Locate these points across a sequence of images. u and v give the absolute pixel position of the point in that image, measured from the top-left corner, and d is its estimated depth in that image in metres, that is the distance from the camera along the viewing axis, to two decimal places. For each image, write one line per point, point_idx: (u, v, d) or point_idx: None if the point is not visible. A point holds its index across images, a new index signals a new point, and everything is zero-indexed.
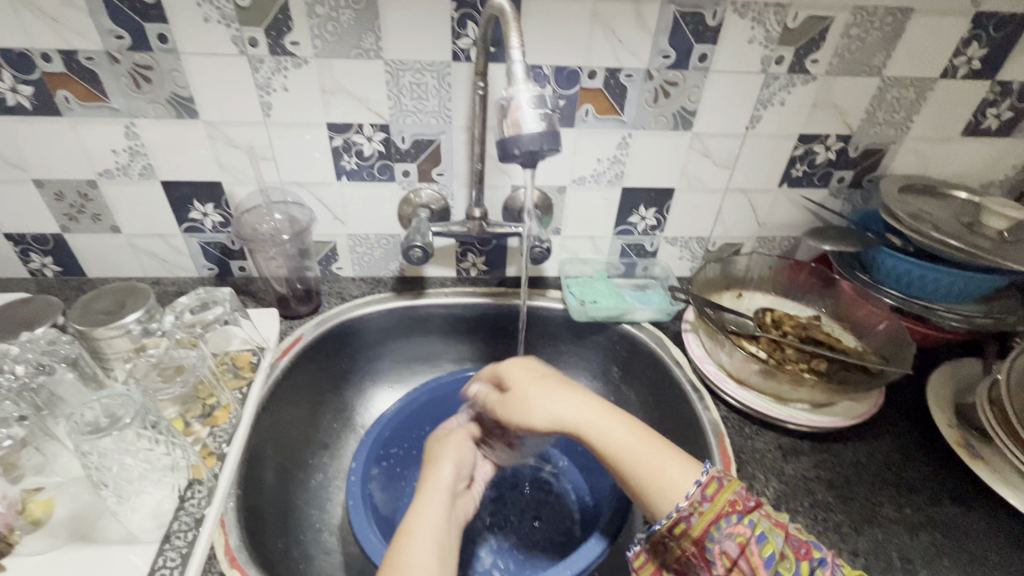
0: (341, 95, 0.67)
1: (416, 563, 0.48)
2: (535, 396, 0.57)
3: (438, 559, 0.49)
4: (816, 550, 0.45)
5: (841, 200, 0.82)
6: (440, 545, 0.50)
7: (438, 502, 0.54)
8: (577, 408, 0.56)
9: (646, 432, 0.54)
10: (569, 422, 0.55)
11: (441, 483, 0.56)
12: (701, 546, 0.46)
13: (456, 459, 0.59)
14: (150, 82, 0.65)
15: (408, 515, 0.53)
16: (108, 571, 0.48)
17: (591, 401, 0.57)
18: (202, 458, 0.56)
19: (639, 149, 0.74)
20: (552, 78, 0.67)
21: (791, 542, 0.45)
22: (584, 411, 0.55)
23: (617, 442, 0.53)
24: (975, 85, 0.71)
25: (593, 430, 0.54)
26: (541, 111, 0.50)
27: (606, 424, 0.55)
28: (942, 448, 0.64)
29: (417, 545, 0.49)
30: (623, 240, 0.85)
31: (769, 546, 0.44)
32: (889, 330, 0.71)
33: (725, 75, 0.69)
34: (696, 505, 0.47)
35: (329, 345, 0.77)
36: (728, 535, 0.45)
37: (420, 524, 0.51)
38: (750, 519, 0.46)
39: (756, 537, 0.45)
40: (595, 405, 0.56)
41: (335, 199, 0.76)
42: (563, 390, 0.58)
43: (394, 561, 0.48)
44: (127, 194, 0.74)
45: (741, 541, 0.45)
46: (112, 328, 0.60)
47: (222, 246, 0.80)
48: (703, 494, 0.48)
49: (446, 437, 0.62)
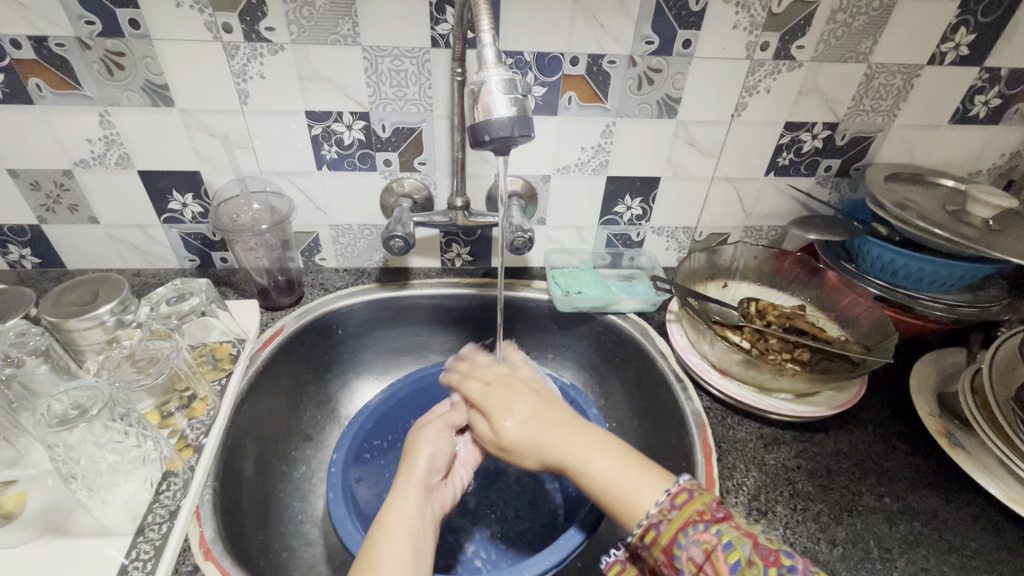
0: (319, 82, 0.66)
1: (390, 553, 0.48)
2: (515, 430, 0.56)
3: (412, 549, 0.49)
4: (785, 556, 0.43)
5: (828, 189, 0.82)
6: (415, 536, 0.50)
7: (411, 496, 0.54)
8: (557, 443, 0.54)
9: (630, 457, 0.52)
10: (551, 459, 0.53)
11: (415, 475, 0.56)
12: (670, 554, 0.45)
13: (433, 450, 0.58)
14: (123, 70, 0.63)
15: (384, 508, 0.53)
16: (80, 563, 0.48)
17: (574, 429, 0.55)
18: (178, 451, 0.56)
19: (623, 138, 0.73)
20: (534, 64, 0.66)
21: (758, 550, 0.43)
22: (564, 445, 0.53)
23: (606, 479, 0.51)
24: (963, 72, 0.70)
25: (578, 463, 0.52)
26: (511, 96, 0.49)
27: (589, 459, 0.52)
28: (924, 437, 0.64)
29: (392, 535, 0.50)
30: (609, 230, 0.84)
31: (735, 553, 0.42)
32: (872, 319, 0.70)
33: (710, 62, 0.68)
34: (665, 513, 0.46)
35: (311, 337, 0.77)
36: (694, 542, 0.44)
37: (394, 516, 0.51)
38: (717, 527, 0.44)
39: (723, 545, 0.43)
40: (572, 440, 0.54)
41: (316, 189, 0.75)
42: (543, 426, 0.55)
43: (369, 551, 0.49)
44: (104, 185, 0.73)
45: (707, 548, 0.43)
46: (85, 319, 0.60)
47: (203, 237, 0.80)
48: (672, 502, 0.47)
49: (424, 427, 0.61)
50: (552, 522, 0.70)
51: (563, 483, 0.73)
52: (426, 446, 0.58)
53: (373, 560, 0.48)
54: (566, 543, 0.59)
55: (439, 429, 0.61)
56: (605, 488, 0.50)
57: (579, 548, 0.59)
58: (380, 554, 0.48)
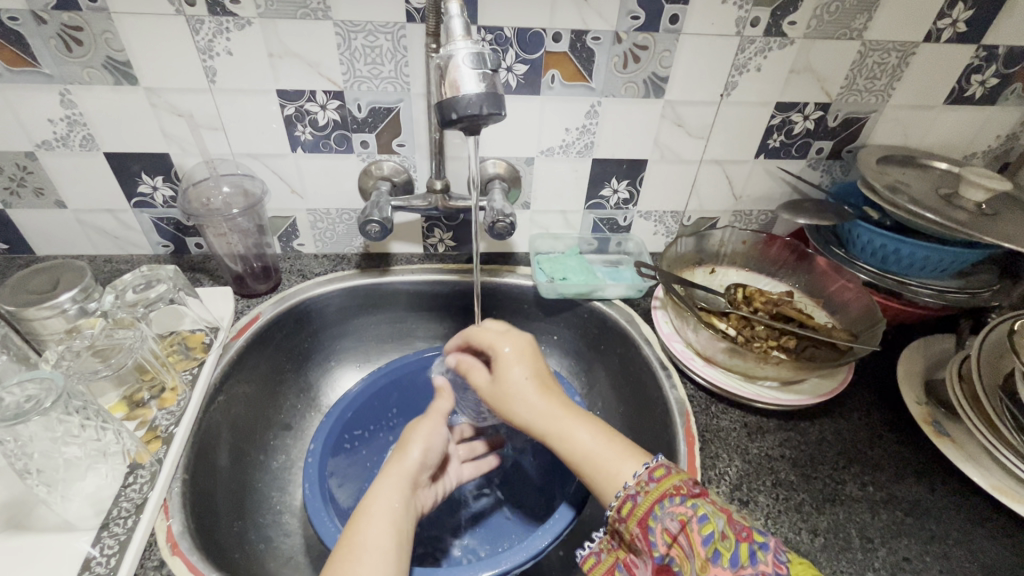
0: (290, 59, 0.63)
1: (372, 545, 0.47)
2: (518, 383, 0.56)
3: (394, 543, 0.48)
4: (757, 533, 0.43)
5: (820, 172, 0.80)
6: (396, 528, 0.49)
7: (397, 486, 0.52)
8: (546, 410, 0.55)
9: (611, 438, 0.53)
10: (536, 425, 0.54)
11: (404, 466, 0.54)
12: (645, 526, 0.45)
13: (427, 444, 0.57)
14: (82, 46, 0.60)
15: (367, 497, 0.52)
16: (40, 558, 0.47)
17: (564, 408, 0.55)
18: (145, 443, 0.55)
19: (609, 118, 0.71)
20: (514, 41, 0.63)
21: (733, 526, 0.43)
22: (546, 419, 0.54)
23: (582, 450, 0.52)
24: (959, 49, 0.67)
25: (558, 439, 0.53)
26: (480, 72, 0.49)
27: (572, 431, 0.53)
28: (911, 425, 0.63)
29: (372, 526, 0.49)
30: (595, 214, 0.82)
31: (709, 525, 0.42)
32: (860, 305, 0.69)
33: (699, 38, 0.65)
34: (642, 485, 0.47)
35: (288, 324, 0.75)
36: (671, 513, 0.44)
37: (378, 504, 0.50)
38: (693, 501, 0.44)
39: (698, 516, 0.43)
40: (562, 409, 0.54)
41: (291, 172, 0.73)
42: (541, 390, 0.56)
43: (349, 542, 0.48)
44: (68, 167, 0.70)
45: (682, 519, 0.43)
46: (45, 308, 0.58)
47: (176, 222, 0.77)
48: (649, 475, 0.47)
49: (420, 419, 0.60)
50: (534, 510, 0.69)
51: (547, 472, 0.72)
52: (422, 433, 0.58)
53: (354, 552, 0.47)
54: (546, 534, 0.57)
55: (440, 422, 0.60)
56: (575, 461, 0.52)
57: (557, 539, 0.57)
58: (362, 547, 0.47)
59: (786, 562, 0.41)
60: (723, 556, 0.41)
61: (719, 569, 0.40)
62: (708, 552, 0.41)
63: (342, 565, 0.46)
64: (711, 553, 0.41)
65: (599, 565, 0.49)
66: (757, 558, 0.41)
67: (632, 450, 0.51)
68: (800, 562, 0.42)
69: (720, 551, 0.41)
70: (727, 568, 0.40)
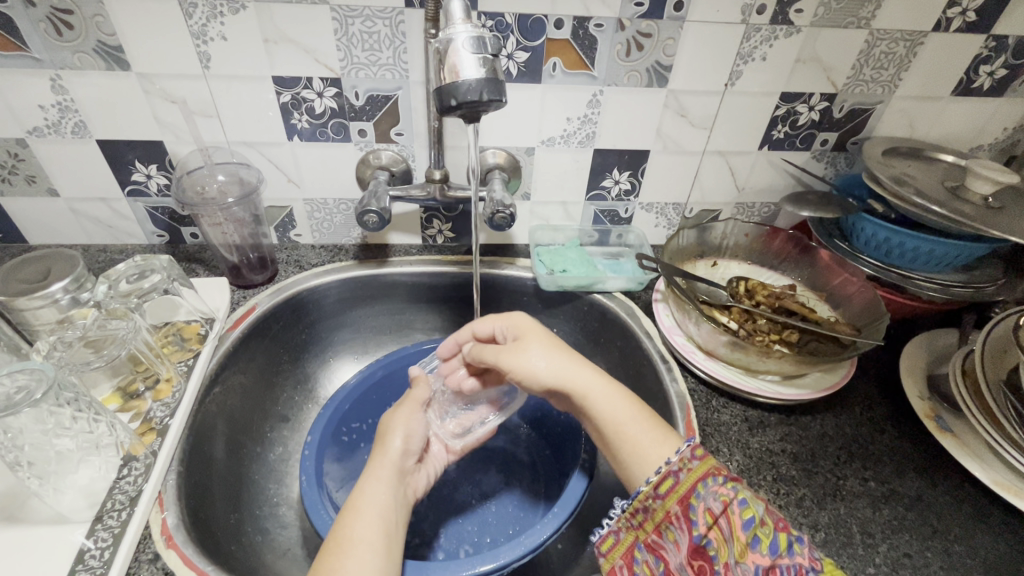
0: (287, 45, 0.62)
1: (359, 536, 0.47)
2: (541, 347, 0.58)
3: (383, 534, 0.48)
4: (794, 526, 0.43)
5: (824, 164, 0.78)
6: (386, 522, 0.49)
7: (385, 479, 0.52)
8: (582, 370, 0.56)
9: (649, 414, 0.54)
10: (576, 381, 0.55)
11: (389, 457, 0.54)
12: (685, 504, 0.45)
13: (408, 431, 0.57)
14: (72, 30, 0.59)
15: (355, 491, 0.51)
16: (32, 551, 0.46)
17: (602, 375, 0.56)
18: (140, 435, 0.54)
19: (611, 107, 0.70)
20: (515, 27, 0.62)
21: (771, 514, 0.43)
22: (589, 380, 0.55)
23: (620, 419, 0.53)
24: (969, 39, 0.66)
25: (599, 401, 0.54)
26: (480, 56, 0.48)
27: (610, 399, 0.54)
28: (913, 420, 0.62)
29: (361, 520, 0.48)
30: (597, 206, 0.81)
31: (750, 510, 0.42)
32: (863, 299, 0.68)
33: (704, 27, 0.64)
34: (685, 462, 0.46)
35: (285, 316, 0.74)
36: (713, 494, 0.44)
37: (366, 500, 0.50)
38: (734, 484, 0.44)
39: (739, 500, 0.43)
40: (601, 375, 0.56)
41: (288, 161, 0.72)
42: (571, 353, 0.58)
43: (338, 536, 0.47)
44: (61, 155, 0.68)
45: (724, 501, 0.43)
46: (36, 297, 0.58)
47: (171, 211, 0.76)
48: (692, 452, 0.47)
49: (398, 406, 0.60)
50: (533, 503, 0.69)
51: (546, 465, 0.72)
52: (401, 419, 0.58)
53: (343, 546, 0.46)
54: (545, 528, 0.56)
55: (416, 406, 0.60)
56: (612, 424, 0.53)
57: (555, 533, 0.56)
58: (351, 540, 0.47)
59: (820, 558, 0.41)
60: (763, 542, 0.41)
61: (757, 556, 0.40)
62: (748, 536, 0.41)
63: (332, 559, 0.45)
64: (751, 538, 0.41)
65: (617, 547, 0.48)
66: (795, 549, 0.41)
67: (668, 430, 0.53)
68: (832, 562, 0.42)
69: (760, 536, 0.41)
70: (766, 555, 0.40)
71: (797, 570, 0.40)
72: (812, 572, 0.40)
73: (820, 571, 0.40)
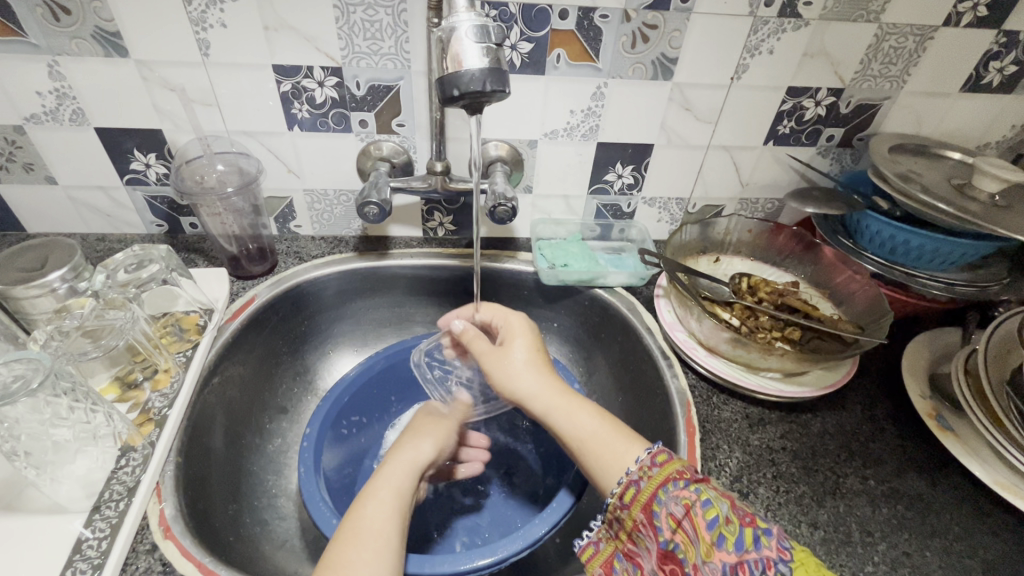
0: (287, 32, 0.61)
1: (376, 528, 0.47)
2: (522, 363, 0.58)
3: (398, 529, 0.48)
4: (760, 520, 0.42)
5: (830, 160, 0.78)
6: (401, 516, 0.49)
7: (408, 475, 0.53)
8: (550, 386, 0.56)
9: (613, 423, 0.53)
10: (537, 403, 0.55)
11: (420, 461, 0.56)
12: (649, 511, 0.44)
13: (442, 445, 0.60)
14: (70, 15, 0.58)
15: (373, 481, 0.52)
16: (27, 540, 0.46)
17: (566, 388, 0.56)
18: (138, 425, 0.54)
19: (616, 100, 0.69)
20: (519, 18, 0.61)
21: (736, 511, 0.42)
22: (553, 398, 0.55)
23: (584, 432, 0.52)
24: (978, 35, 0.65)
25: (563, 418, 0.54)
26: (483, 46, 0.47)
27: (575, 415, 0.54)
28: (913, 419, 0.62)
29: (375, 511, 0.48)
30: (599, 200, 0.80)
31: (713, 510, 0.42)
32: (866, 297, 0.68)
33: (710, 19, 0.63)
34: (645, 470, 0.46)
35: (284, 308, 0.73)
36: (674, 498, 0.44)
37: (382, 488, 0.51)
38: (697, 486, 0.44)
39: (701, 501, 0.43)
40: (566, 392, 0.56)
41: (288, 151, 0.71)
42: (543, 369, 0.58)
43: (350, 526, 0.47)
44: (58, 142, 0.68)
45: (686, 503, 0.43)
46: (34, 286, 0.57)
47: (170, 200, 0.75)
48: (652, 460, 0.47)
49: (443, 421, 0.63)
50: (531, 498, 0.69)
51: (546, 460, 0.72)
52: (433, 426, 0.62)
53: (356, 537, 0.46)
54: (543, 522, 0.56)
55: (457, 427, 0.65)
56: (577, 440, 0.52)
57: (555, 528, 0.56)
58: (366, 530, 0.47)
59: (790, 548, 0.41)
60: (727, 540, 0.40)
61: (724, 554, 0.40)
62: (712, 537, 0.41)
63: (348, 551, 0.45)
64: (715, 538, 0.41)
65: (597, 557, 0.48)
66: (761, 542, 0.40)
67: (635, 435, 0.52)
68: (802, 549, 0.42)
69: (725, 535, 0.41)
70: (732, 552, 0.40)
71: (765, 564, 0.39)
72: (780, 564, 0.39)
73: (790, 562, 0.39)
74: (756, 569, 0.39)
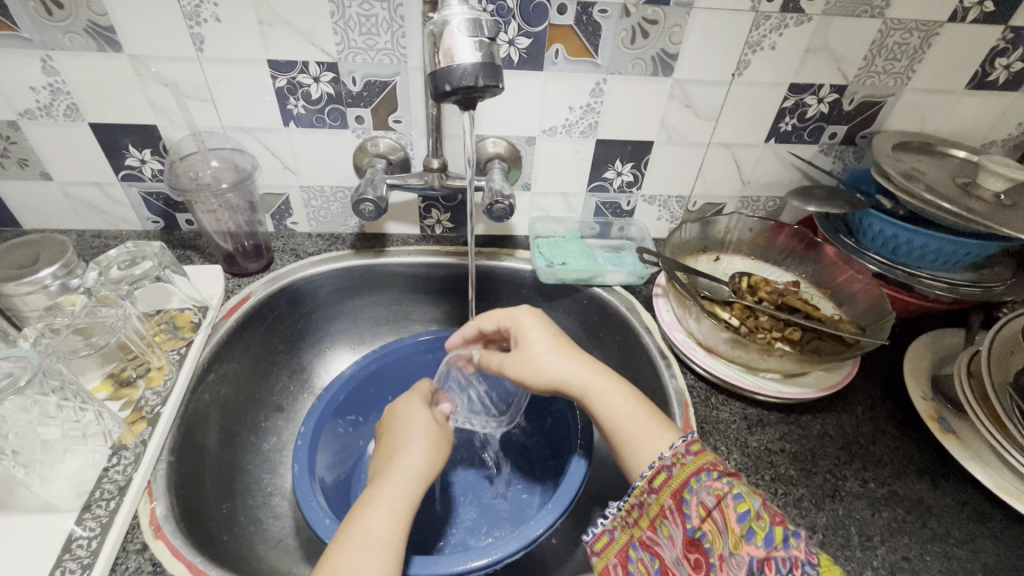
0: (281, 27, 0.60)
1: (379, 536, 0.46)
2: (546, 356, 0.57)
3: (400, 534, 0.48)
4: (791, 521, 0.42)
5: (832, 158, 0.77)
6: (401, 521, 0.48)
7: (408, 482, 0.52)
8: (582, 368, 0.56)
9: (647, 407, 0.53)
10: (571, 381, 0.56)
11: (409, 466, 0.54)
12: (678, 498, 0.44)
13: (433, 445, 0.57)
14: (63, 9, 0.57)
15: (374, 488, 0.51)
16: (16, 539, 0.46)
17: (599, 367, 0.57)
18: (130, 424, 0.54)
19: (615, 97, 0.68)
20: (517, 12, 0.60)
21: (767, 508, 0.42)
22: (588, 377, 0.55)
23: (616, 413, 0.53)
24: (985, 31, 0.64)
25: (598, 396, 0.54)
26: (477, 40, 0.46)
27: (610, 394, 0.54)
28: (915, 420, 0.61)
29: (381, 517, 0.48)
30: (598, 197, 0.79)
31: (745, 503, 0.42)
32: (868, 297, 0.67)
33: (712, 13, 0.62)
34: (679, 456, 0.46)
35: (281, 305, 0.73)
36: (706, 487, 0.43)
37: (383, 494, 0.50)
38: (729, 479, 0.44)
39: (733, 493, 0.42)
40: (598, 370, 0.56)
41: (284, 147, 0.70)
42: (568, 352, 0.58)
43: (351, 528, 0.47)
44: (53, 138, 0.67)
45: (718, 494, 0.42)
46: (25, 283, 0.57)
47: (165, 197, 0.75)
48: (687, 447, 0.47)
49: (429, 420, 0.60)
50: (528, 497, 0.68)
51: (544, 461, 0.71)
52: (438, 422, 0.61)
53: (357, 540, 0.46)
54: (539, 522, 0.55)
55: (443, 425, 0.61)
56: (610, 420, 0.53)
57: (551, 529, 0.55)
58: (369, 535, 0.46)
59: (817, 553, 0.40)
60: (757, 535, 0.40)
61: (752, 548, 0.40)
62: (743, 530, 0.41)
63: (349, 557, 0.44)
64: (746, 532, 0.40)
65: (612, 545, 0.47)
66: (790, 542, 0.40)
67: (666, 422, 0.52)
68: (828, 560, 0.41)
69: (755, 529, 0.40)
70: (760, 547, 0.40)
71: (792, 564, 0.39)
72: (808, 566, 0.39)
73: (817, 566, 0.39)
74: (783, 568, 0.39)
